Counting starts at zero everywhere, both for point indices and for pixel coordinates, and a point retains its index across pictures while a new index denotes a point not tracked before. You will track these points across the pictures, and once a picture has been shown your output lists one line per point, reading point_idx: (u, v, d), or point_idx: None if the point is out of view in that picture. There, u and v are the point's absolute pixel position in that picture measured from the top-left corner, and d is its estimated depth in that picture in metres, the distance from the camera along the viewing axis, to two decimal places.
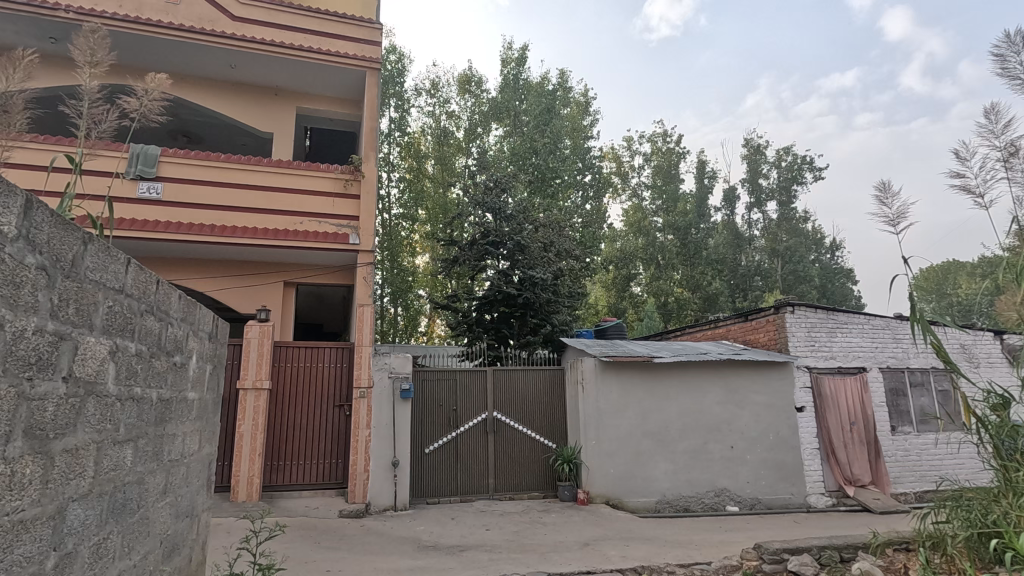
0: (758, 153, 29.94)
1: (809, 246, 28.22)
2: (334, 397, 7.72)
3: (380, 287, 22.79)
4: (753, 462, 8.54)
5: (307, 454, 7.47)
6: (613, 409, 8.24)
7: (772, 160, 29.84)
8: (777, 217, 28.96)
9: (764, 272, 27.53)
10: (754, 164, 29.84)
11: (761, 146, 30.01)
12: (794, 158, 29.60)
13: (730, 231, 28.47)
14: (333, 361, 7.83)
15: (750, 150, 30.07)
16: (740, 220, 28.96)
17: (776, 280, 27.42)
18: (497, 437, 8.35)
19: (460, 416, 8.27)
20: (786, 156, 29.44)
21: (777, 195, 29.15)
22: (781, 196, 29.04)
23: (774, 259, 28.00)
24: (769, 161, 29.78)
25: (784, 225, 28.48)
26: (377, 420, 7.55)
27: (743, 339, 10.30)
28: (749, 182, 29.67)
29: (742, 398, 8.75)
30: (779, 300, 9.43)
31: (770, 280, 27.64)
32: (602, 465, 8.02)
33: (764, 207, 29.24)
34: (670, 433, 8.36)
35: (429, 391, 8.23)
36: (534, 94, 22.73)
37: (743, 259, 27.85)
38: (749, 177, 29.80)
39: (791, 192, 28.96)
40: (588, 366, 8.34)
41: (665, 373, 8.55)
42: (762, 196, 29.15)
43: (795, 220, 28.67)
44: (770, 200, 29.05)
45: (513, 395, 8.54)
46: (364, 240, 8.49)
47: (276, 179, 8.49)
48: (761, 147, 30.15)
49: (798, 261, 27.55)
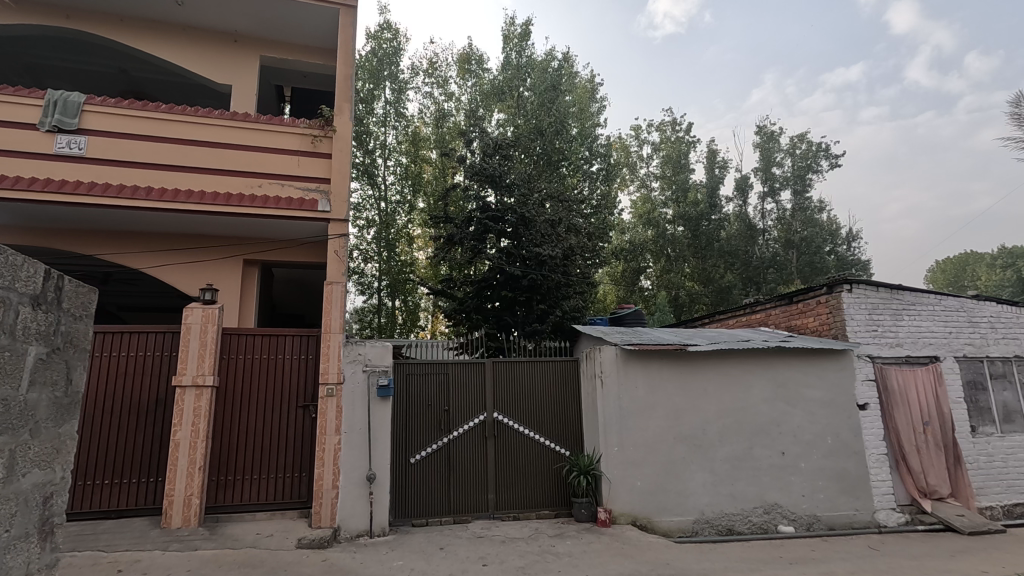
0: (771, 140, 28.25)
1: (825, 238, 26.55)
2: (297, 396, 6.29)
3: (377, 281, 21.44)
4: (809, 472, 7.03)
5: (263, 467, 6.05)
6: (639, 408, 6.74)
7: (786, 147, 28.12)
8: (791, 208, 27.25)
9: (779, 264, 25.85)
10: (767, 152, 28.14)
11: (774, 133, 28.31)
12: (809, 145, 27.88)
13: (743, 222, 26.78)
14: (295, 351, 6.40)
15: (763, 137, 28.39)
16: (754, 211, 27.24)
17: (792, 273, 25.75)
18: (498, 442, 6.89)
19: (453, 417, 6.83)
20: (801, 142, 27.71)
21: (791, 183, 27.37)
22: (796, 185, 27.29)
23: (789, 251, 26.33)
24: (782, 149, 28.06)
25: (799, 215, 26.71)
26: (348, 425, 6.09)
27: (786, 325, 8.79)
28: (762, 171, 27.96)
29: (794, 394, 7.24)
30: (833, 277, 7.90)
31: (786, 272, 25.96)
32: (627, 477, 6.53)
33: (778, 197, 27.49)
34: (708, 437, 6.87)
35: (414, 388, 6.80)
36: (538, 73, 21.27)
37: (758, 251, 26.20)
38: (761, 165, 28.09)
39: (807, 180, 27.21)
40: (608, 355, 6.86)
41: (701, 364, 7.08)
42: (776, 185, 27.44)
43: (811, 210, 26.95)
44: (785, 190, 27.30)
45: (516, 392, 7.08)
46: (336, 207, 7.05)
47: (228, 135, 7.04)
48: (775, 134, 28.46)
49: (814, 254, 25.94)
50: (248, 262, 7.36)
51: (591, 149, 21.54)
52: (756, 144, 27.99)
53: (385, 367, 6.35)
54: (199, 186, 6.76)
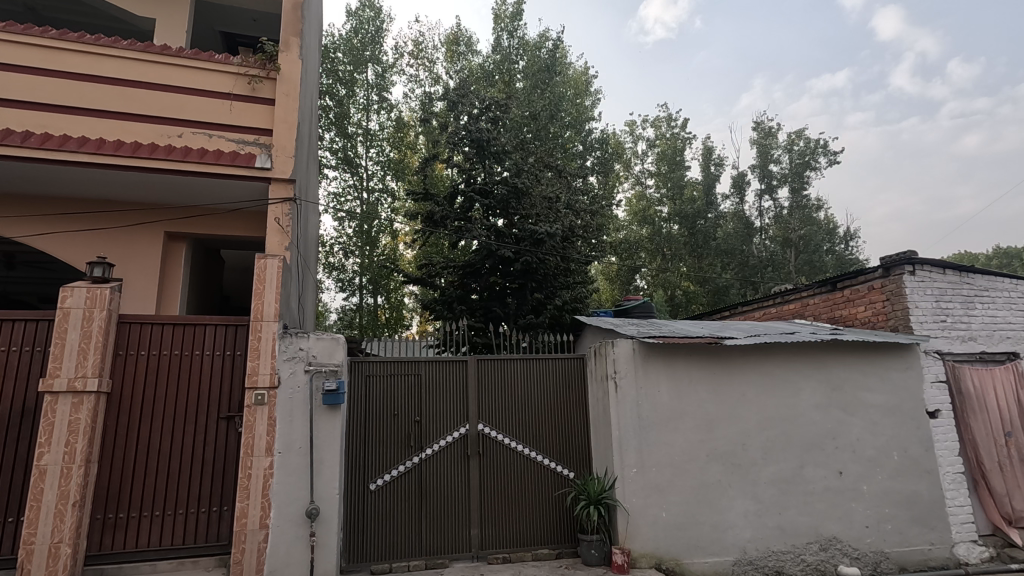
0: (769, 137, 26.98)
1: (825, 237, 25.21)
2: (218, 404, 4.78)
3: (358, 278, 20.02)
4: (872, 497, 5.63)
5: (168, 500, 4.53)
6: (663, 418, 5.34)
7: (785, 143, 26.79)
8: (789, 206, 25.85)
9: (776, 263, 24.45)
10: (766, 148, 26.82)
11: (773, 129, 27.04)
12: (807, 141, 26.52)
13: (740, 220, 25.40)
14: (217, 345, 4.90)
15: (761, 133, 27.11)
16: (751, 209, 25.89)
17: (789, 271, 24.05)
18: (483, 462, 5.44)
19: (426, 429, 5.38)
20: (801, 139, 26.40)
21: (790, 180, 25.97)
22: (796, 182, 25.89)
23: (786, 251, 24.98)
24: (780, 145, 26.68)
25: (796, 214, 25.25)
26: (283, 442, 4.58)
27: (826, 317, 7.42)
28: (760, 167, 26.63)
29: (850, 400, 5.85)
30: (891, 257, 6.51)
31: (783, 271, 24.22)
32: (649, 507, 5.10)
33: (776, 194, 26.15)
34: (749, 455, 5.46)
35: (375, 394, 5.34)
36: (528, 57, 19.78)
37: (755, 251, 24.81)
38: (757, 162, 26.74)
39: (806, 178, 25.79)
40: (623, 351, 5.40)
41: (737, 362, 5.67)
42: (773, 183, 26.06)
43: (809, 209, 25.57)
44: (783, 187, 25.93)
45: (505, 398, 5.63)
46: (280, 164, 5.59)
47: (138, 71, 5.52)
48: (773, 129, 27.22)
49: (814, 253, 24.54)
50: (171, 237, 6.05)
51: (586, 142, 20.01)
52: (753, 140, 26.60)
53: (332, 367, 4.86)
54: (98, 132, 5.26)
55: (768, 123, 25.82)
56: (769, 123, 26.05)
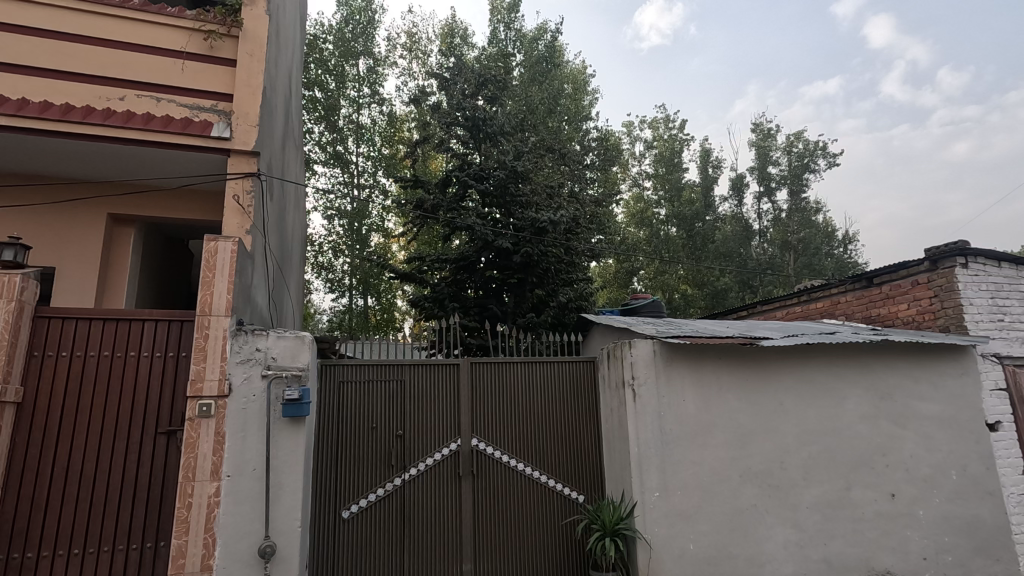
0: (768, 138, 26.35)
1: (824, 240, 24.59)
2: (155, 416, 3.95)
3: (348, 279, 19.30)
4: (929, 523, 4.86)
5: (89, 536, 3.68)
6: (689, 432, 4.56)
7: (785, 144, 26.14)
8: (787, 208, 25.16)
9: (774, 266, 23.71)
10: (765, 149, 26.19)
11: (772, 130, 26.41)
12: (807, 142, 25.89)
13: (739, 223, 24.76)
14: (156, 345, 4.07)
15: (761, 133, 26.46)
16: (750, 211, 25.26)
17: (788, 274, 23.27)
18: (477, 484, 4.62)
19: (410, 446, 4.57)
20: (800, 140, 25.78)
21: (788, 182, 25.33)
22: (794, 184, 25.28)
23: (785, 253, 24.27)
24: (779, 146, 26.01)
25: (796, 216, 24.59)
26: (232, 464, 3.73)
27: (860, 316, 6.69)
28: (759, 169, 26.00)
29: (901, 410, 5.07)
30: (939, 248, 5.74)
31: (782, 274, 23.47)
32: (673, 538, 4.31)
33: (774, 196, 25.52)
34: (789, 475, 4.67)
35: (350, 403, 4.52)
36: (524, 51, 18.99)
37: (754, 253, 24.02)
38: (755, 164, 26.05)
39: (806, 180, 25.17)
40: (643, 353, 4.61)
41: (773, 367, 4.88)
42: (771, 185, 25.37)
43: (808, 211, 24.87)
44: (782, 188, 25.30)
45: (503, 408, 4.82)
46: (242, 134, 4.79)
47: (72, 22, 4.68)
48: (773, 130, 26.59)
49: (813, 255, 23.71)
50: (118, 220, 5.32)
51: (585, 140, 18.94)
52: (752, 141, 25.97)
53: (293, 371, 4.02)
54: (22, 92, 4.43)
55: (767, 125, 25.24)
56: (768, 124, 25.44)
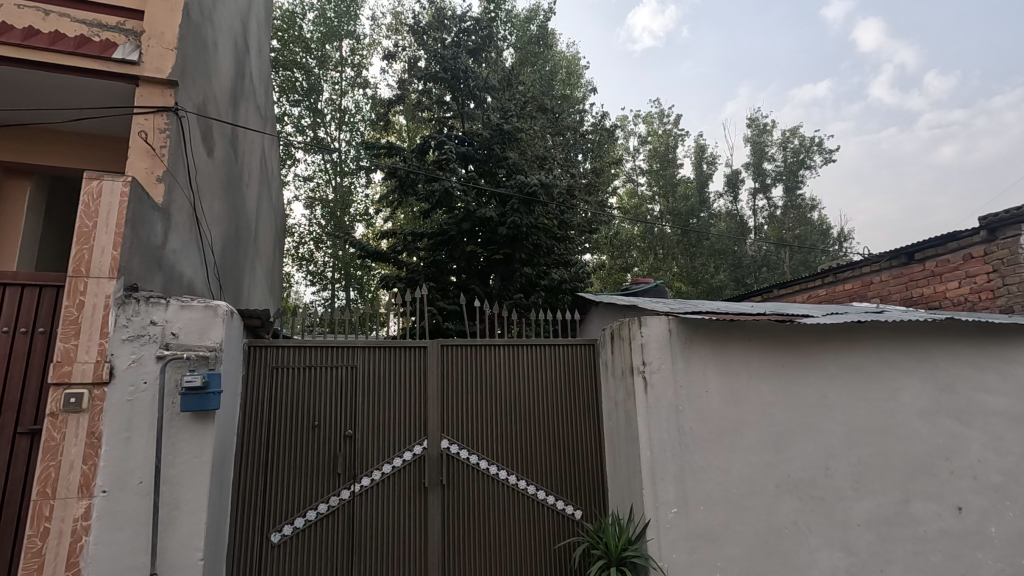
0: (763, 133, 25.54)
1: (820, 238, 23.79)
2: (15, 411, 2.94)
3: (330, 271, 18.29)
4: (1003, 544, 3.96)
5: None
6: (712, 432, 3.64)
7: (780, 140, 25.32)
8: (783, 205, 24.32)
9: (770, 263, 22.61)
10: (760, 145, 25.34)
11: (766, 125, 25.64)
12: (802, 138, 25.13)
13: (733, 220, 23.91)
14: (20, 317, 3.03)
15: (755, 128, 25.63)
16: (745, 208, 24.43)
17: (785, 271, 22.41)
18: (446, 497, 3.67)
19: (362, 449, 3.62)
20: (795, 136, 25.03)
21: (783, 178, 24.51)
22: (789, 180, 24.46)
23: (780, 250, 23.46)
24: (774, 142, 25.15)
25: (791, 213, 23.82)
26: (110, 475, 2.75)
27: (896, 298, 5.84)
28: (753, 165, 25.18)
29: (966, 405, 4.16)
30: (997, 215, 4.87)
31: (778, 272, 22.56)
32: (695, 564, 3.40)
33: (770, 193, 24.71)
34: (836, 486, 3.77)
35: (285, 395, 3.57)
36: (512, 35, 17.92)
37: (749, 250, 23.17)
38: (751, 159, 25.18)
39: (802, 176, 24.39)
40: (656, 333, 3.68)
41: (813, 352, 3.97)
42: (767, 181, 24.50)
43: (804, 208, 24.01)
44: (777, 185, 24.48)
45: (480, 402, 3.88)
46: (157, 59, 3.84)
47: None
48: (765, 127, 25.88)
49: (810, 252, 22.88)
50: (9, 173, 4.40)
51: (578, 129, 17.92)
52: (748, 135, 25.13)
53: (198, 351, 3.02)
54: None
55: (761, 120, 24.46)
56: (762, 119, 24.67)
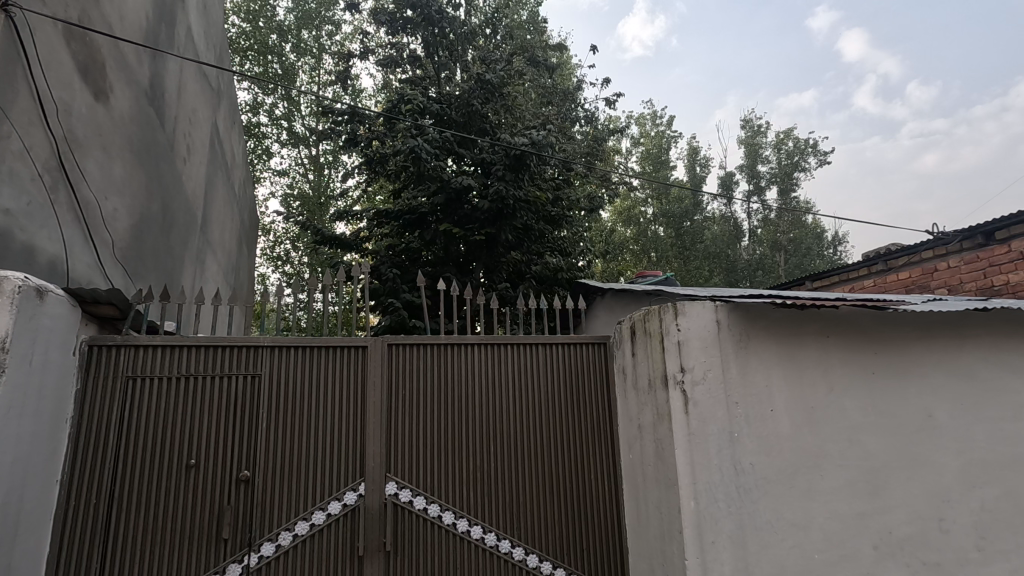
0: (757, 134, 24.64)
1: (817, 242, 22.83)
2: None
3: (304, 274, 17.01)
4: None
5: None
6: (782, 470, 2.49)
7: (775, 141, 24.40)
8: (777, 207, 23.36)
9: (766, 267, 21.58)
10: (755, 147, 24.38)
11: (761, 126, 24.73)
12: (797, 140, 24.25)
13: (728, 223, 22.91)
14: None
15: (750, 130, 24.72)
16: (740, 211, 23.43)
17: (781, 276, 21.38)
18: (389, 568, 2.48)
19: (263, 500, 2.42)
20: (790, 138, 24.15)
21: (778, 180, 23.53)
22: (784, 183, 23.50)
23: (777, 254, 22.45)
24: (768, 144, 24.24)
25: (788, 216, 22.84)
26: None
27: (970, 286, 4.78)
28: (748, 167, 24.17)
29: None
30: None
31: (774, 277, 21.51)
32: None
33: (765, 196, 23.74)
34: (954, 545, 2.64)
35: (145, 421, 2.36)
36: None
37: (744, 254, 22.13)
38: (746, 161, 24.25)
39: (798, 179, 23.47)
40: (699, 327, 2.53)
41: (916, 353, 2.82)
42: (762, 183, 23.57)
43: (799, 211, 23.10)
44: (771, 187, 23.50)
45: (440, 427, 2.70)
46: None
47: None
48: (760, 129, 24.97)
49: (805, 256, 21.93)
50: None
51: None
52: (742, 137, 24.22)
53: None
54: None
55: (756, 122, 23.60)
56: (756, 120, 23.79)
